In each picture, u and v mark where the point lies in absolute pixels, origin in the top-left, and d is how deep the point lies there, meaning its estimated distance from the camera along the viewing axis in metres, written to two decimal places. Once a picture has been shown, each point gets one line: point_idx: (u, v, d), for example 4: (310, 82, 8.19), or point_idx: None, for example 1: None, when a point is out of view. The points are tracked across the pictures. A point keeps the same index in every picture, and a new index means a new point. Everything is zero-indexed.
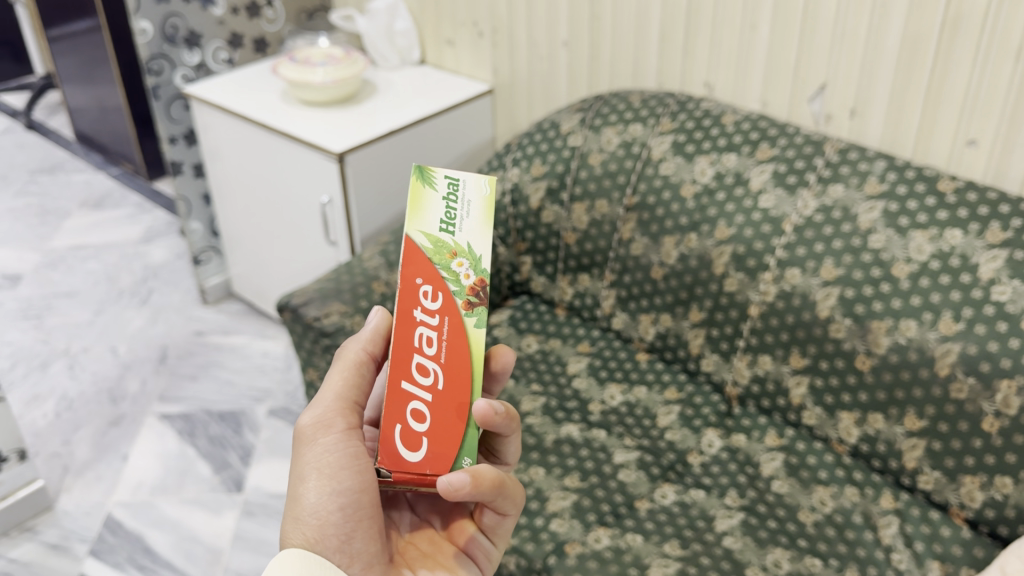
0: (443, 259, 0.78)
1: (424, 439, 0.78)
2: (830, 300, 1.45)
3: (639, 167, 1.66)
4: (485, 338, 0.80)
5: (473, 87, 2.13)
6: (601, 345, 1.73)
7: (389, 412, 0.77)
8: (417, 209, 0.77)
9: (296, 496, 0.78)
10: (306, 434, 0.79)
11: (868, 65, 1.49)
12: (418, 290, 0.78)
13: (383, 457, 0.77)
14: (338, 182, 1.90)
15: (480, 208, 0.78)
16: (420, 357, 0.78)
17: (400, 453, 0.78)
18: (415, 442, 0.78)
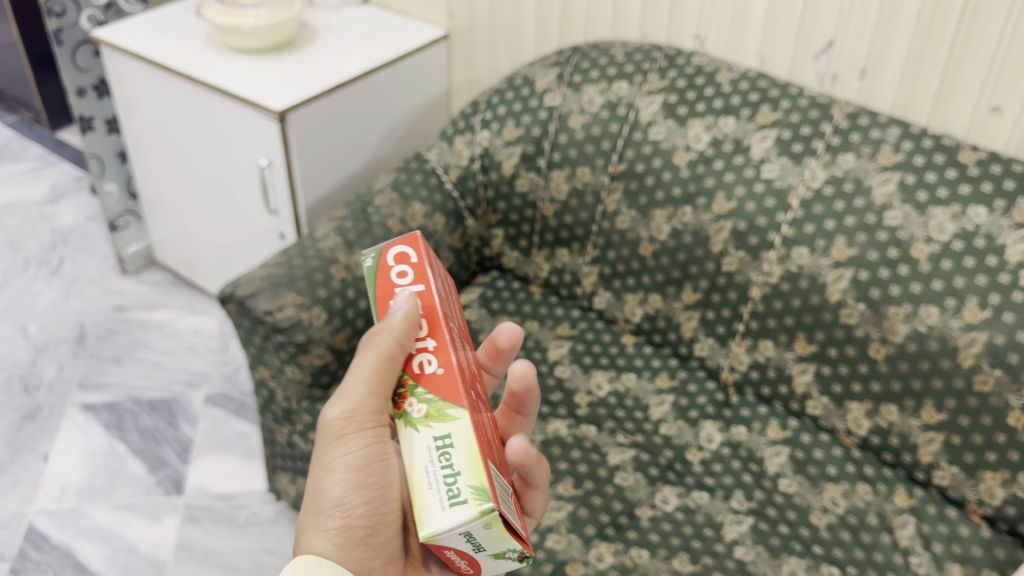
0: (431, 412, 0.73)
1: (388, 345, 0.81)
2: (842, 282, 1.33)
3: (626, 132, 1.49)
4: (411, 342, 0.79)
5: (424, 33, 1.91)
6: (582, 327, 1.58)
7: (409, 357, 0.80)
8: (472, 464, 0.70)
9: (320, 475, 0.80)
10: (338, 415, 0.79)
11: (883, 22, 1.34)
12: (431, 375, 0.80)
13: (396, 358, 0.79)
14: (280, 145, 1.67)
15: (464, 456, 0.70)
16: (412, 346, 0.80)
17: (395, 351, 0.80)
18: None
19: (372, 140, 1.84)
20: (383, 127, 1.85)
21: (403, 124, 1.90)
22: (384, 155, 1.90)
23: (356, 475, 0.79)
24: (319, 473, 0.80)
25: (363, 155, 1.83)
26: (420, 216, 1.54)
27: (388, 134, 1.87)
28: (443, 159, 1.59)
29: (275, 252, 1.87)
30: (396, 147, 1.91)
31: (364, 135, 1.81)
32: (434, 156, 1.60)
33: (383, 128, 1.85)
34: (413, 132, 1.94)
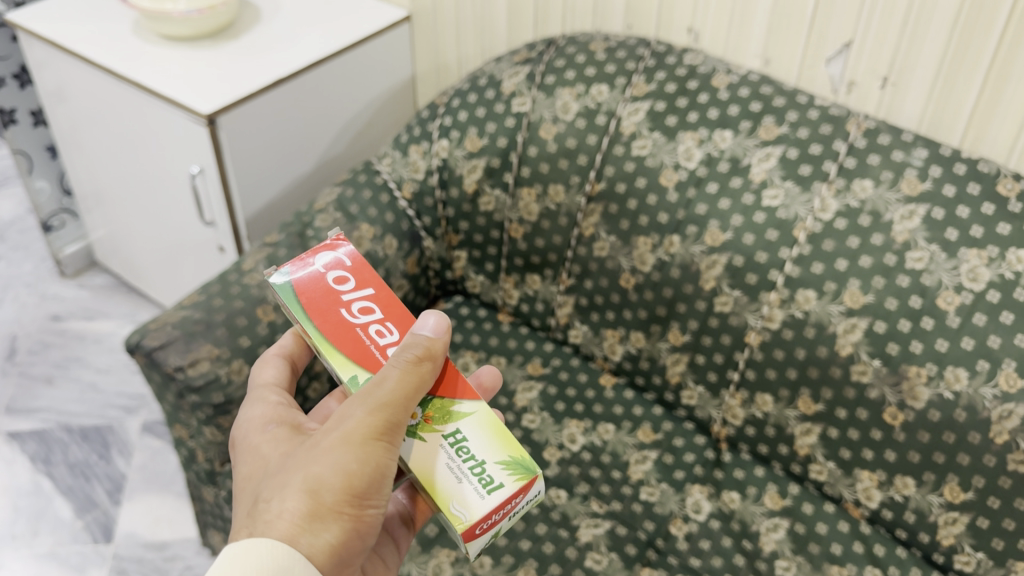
0: None
1: (360, 291, 0.89)
2: (854, 334, 1.13)
3: (605, 146, 1.29)
4: (371, 290, 0.89)
5: (383, 13, 1.68)
6: (555, 366, 1.39)
7: (373, 305, 0.88)
8: None
9: (306, 481, 0.72)
10: (347, 425, 0.74)
11: (911, 23, 1.12)
12: (376, 330, 0.87)
13: (377, 299, 0.89)
14: (210, 151, 1.45)
15: None
16: (363, 302, 0.88)
17: (356, 296, 0.88)
18: (354, 299, 0.88)
19: (324, 137, 1.63)
20: (336, 123, 1.64)
21: (360, 117, 1.69)
22: (339, 153, 1.69)
23: (350, 500, 0.72)
24: (303, 477, 0.72)
25: (314, 155, 1.63)
26: (368, 240, 1.33)
27: (343, 130, 1.66)
28: (397, 171, 1.38)
29: (217, 266, 1.66)
30: (352, 144, 1.70)
31: (315, 133, 1.61)
32: (385, 166, 1.39)
33: (336, 124, 1.64)
34: (372, 125, 1.73)
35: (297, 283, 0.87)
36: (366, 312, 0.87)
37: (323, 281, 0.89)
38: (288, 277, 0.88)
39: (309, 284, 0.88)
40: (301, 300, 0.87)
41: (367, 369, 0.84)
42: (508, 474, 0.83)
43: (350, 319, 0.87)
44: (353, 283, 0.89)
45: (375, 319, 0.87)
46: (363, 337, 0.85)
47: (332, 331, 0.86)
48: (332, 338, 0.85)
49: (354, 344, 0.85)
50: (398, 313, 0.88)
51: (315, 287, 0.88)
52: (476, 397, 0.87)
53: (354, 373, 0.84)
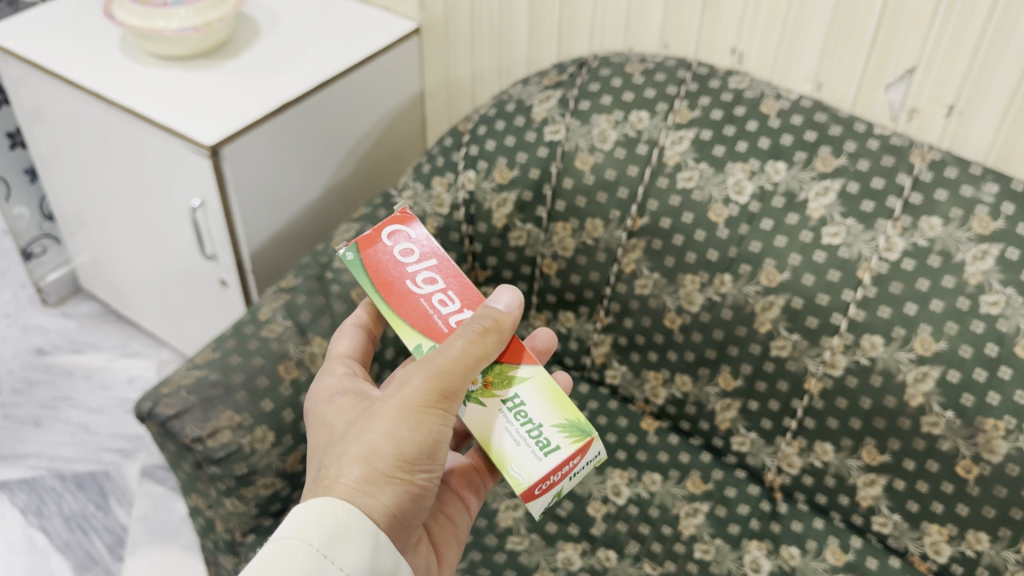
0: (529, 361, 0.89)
1: (425, 262, 0.87)
2: (926, 383, 1.06)
3: (647, 178, 1.20)
4: (436, 261, 0.87)
5: (390, 26, 1.57)
6: (593, 409, 1.30)
7: (439, 275, 0.87)
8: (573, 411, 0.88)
9: (363, 446, 0.74)
10: (404, 392, 0.75)
11: (983, 50, 1.04)
12: (439, 300, 0.85)
13: (440, 270, 0.87)
14: (213, 184, 1.34)
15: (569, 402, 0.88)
16: (426, 271, 0.87)
17: (421, 269, 0.87)
18: (418, 272, 0.87)
19: (331, 162, 1.53)
20: (344, 145, 1.54)
21: (368, 138, 1.59)
22: (347, 177, 1.58)
23: (404, 464, 0.74)
24: (361, 442, 0.74)
25: (321, 181, 1.52)
26: None
27: (351, 152, 1.56)
28: (419, 205, 1.27)
29: (219, 300, 1.55)
30: (360, 167, 1.60)
31: (322, 158, 1.50)
32: (406, 199, 1.28)
33: (343, 148, 1.54)
34: (380, 145, 1.63)
35: (362, 253, 0.86)
36: (429, 283, 0.86)
37: (387, 250, 0.87)
38: (354, 249, 0.87)
39: (373, 254, 0.86)
40: (366, 270, 0.86)
41: (432, 338, 0.84)
42: (564, 437, 0.81)
43: (414, 289, 0.86)
44: (417, 253, 0.88)
45: (437, 288, 0.86)
46: (427, 307, 0.85)
47: (396, 301, 0.85)
48: (397, 308, 0.85)
49: (418, 313, 0.84)
50: (461, 282, 0.87)
51: (380, 259, 0.87)
52: (535, 360, 0.84)
53: (419, 341, 0.83)
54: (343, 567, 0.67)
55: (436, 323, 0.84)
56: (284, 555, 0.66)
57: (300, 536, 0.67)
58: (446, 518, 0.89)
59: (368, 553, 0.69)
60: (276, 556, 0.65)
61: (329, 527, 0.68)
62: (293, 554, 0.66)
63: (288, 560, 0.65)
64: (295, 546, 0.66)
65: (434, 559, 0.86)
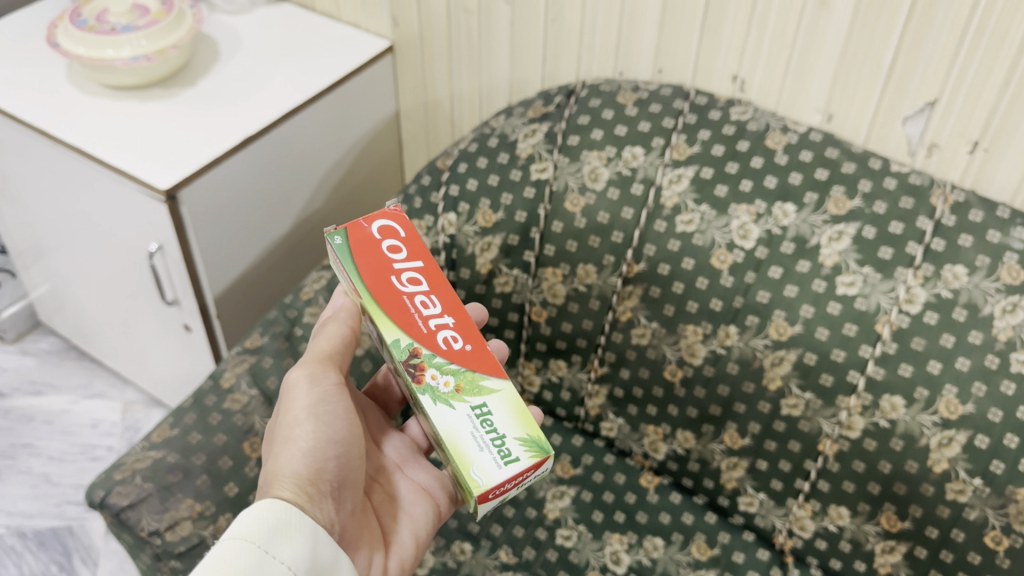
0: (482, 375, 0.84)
1: (412, 262, 0.82)
2: (951, 448, 0.98)
3: (643, 221, 1.11)
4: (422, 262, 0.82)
5: (361, 45, 1.46)
6: (588, 465, 1.21)
7: (424, 278, 0.82)
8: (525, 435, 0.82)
9: (278, 469, 0.77)
10: (297, 407, 0.79)
11: (1014, 84, 0.95)
12: (420, 300, 0.80)
13: (426, 272, 0.82)
14: (170, 231, 1.23)
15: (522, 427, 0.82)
16: (413, 270, 0.81)
17: (408, 267, 0.81)
18: (406, 271, 0.81)
19: (300, 194, 1.42)
20: (314, 176, 1.43)
21: (340, 166, 1.48)
22: (317, 209, 1.48)
23: (315, 472, 0.76)
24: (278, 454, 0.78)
25: (289, 215, 1.42)
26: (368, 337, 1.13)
27: (321, 182, 1.45)
28: None
29: (184, 346, 1.45)
30: (332, 197, 1.49)
31: (290, 191, 1.39)
32: None
33: (313, 179, 1.43)
34: (353, 172, 1.52)
35: (352, 238, 0.80)
36: (413, 283, 0.81)
37: (375, 243, 0.82)
38: (344, 233, 0.81)
39: (362, 243, 0.81)
40: (353, 257, 0.80)
41: (410, 335, 0.78)
42: (526, 451, 0.75)
43: (399, 285, 0.80)
44: (406, 250, 0.83)
45: (420, 289, 0.81)
46: (410, 305, 0.79)
47: (380, 294, 0.79)
48: (379, 300, 0.78)
49: (399, 309, 0.78)
50: (445, 288, 0.82)
51: (369, 248, 0.81)
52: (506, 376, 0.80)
53: (398, 336, 0.77)
54: (287, 560, 0.70)
55: (414, 321, 0.79)
56: (231, 554, 0.68)
57: (239, 535, 0.69)
58: (405, 514, 0.89)
59: (309, 546, 0.72)
60: (222, 555, 0.68)
61: (270, 526, 0.71)
62: (237, 551, 0.68)
63: (230, 558, 0.67)
64: (238, 544, 0.69)
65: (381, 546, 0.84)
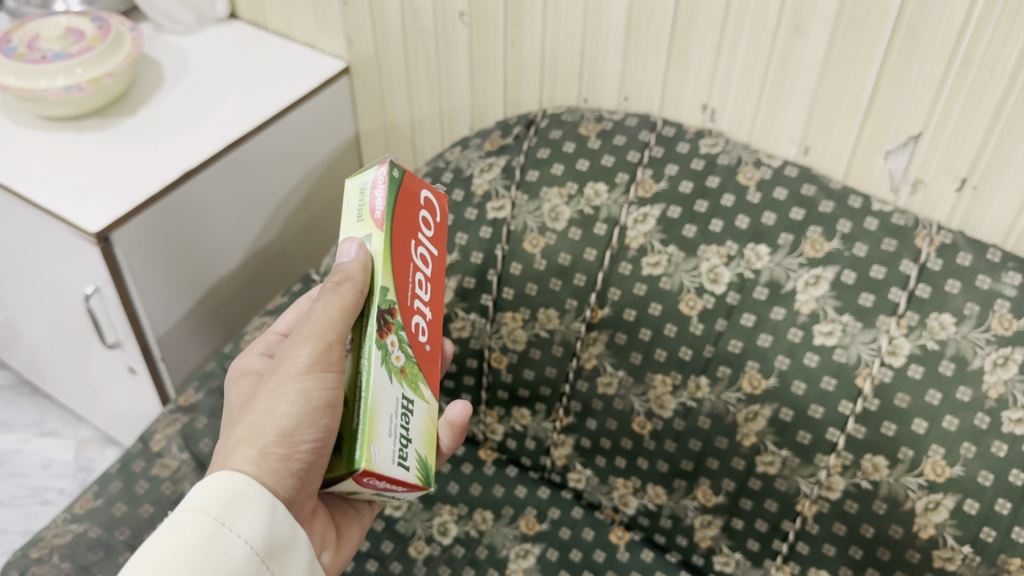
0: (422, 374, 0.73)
1: (432, 250, 0.70)
2: (938, 513, 0.90)
3: (607, 263, 1.03)
4: (439, 256, 0.71)
5: (315, 67, 1.37)
6: (554, 519, 1.12)
7: (433, 277, 0.70)
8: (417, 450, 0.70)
9: (251, 424, 0.66)
10: (289, 366, 0.65)
11: (1003, 119, 0.88)
12: (416, 282, 0.68)
13: (435, 272, 0.70)
14: (103, 273, 1.15)
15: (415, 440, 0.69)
16: (424, 253, 0.69)
17: (427, 252, 0.70)
18: (423, 256, 0.69)
19: (250, 227, 1.34)
20: (265, 207, 1.35)
21: (294, 195, 1.40)
22: (270, 241, 1.40)
23: (285, 441, 0.64)
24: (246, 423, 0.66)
25: (238, 249, 1.34)
26: None
27: (273, 213, 1.37)
28: None
29: (130, 388, 1.36)
30: (285, 228, 1.41)
31: (238, 224, 1.31)
32: None
33: (265, 209, 1.35)
34: (310, 200, 1.44)
35: (405, 178, 0.66)
36: (421, 265, 0.68)
37: (415, 203, 0.68)
38: (402, 167, 0.66)
39: (411, 195, 0.67)
40: (398, 198, 0.65)
41: (397, 296, 0.64)
42: (416, 474, 0.63)
43: (411, 254, 0.67)
44: (433, 231, 0.70)
45: (423, 269, 0.69)
46: (411, 282, 0.67)
47: (399, 247, 0.65)
48: (395, 252, 0.64)
49: (403, 274, 0.65)
50: (439, 286, 0.71)
51: (410, 203, 0.67)
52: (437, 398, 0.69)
53: (388, 287, 0.63)
54: (243, 534, 0.61)
55: (405, 294, 0.65)
56: (178, 527, 0.60)
57: (194, 505, 0.61)
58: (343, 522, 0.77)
59: (269, 517, 0.63)
60: (169, 530, 0.60)
61: (225, 495, 0.62)
62: (187, 525, 0.60)
63: (181, 530, 0.60)
64: (187, 515, 0.60)
65: (332, 538, 0.75)
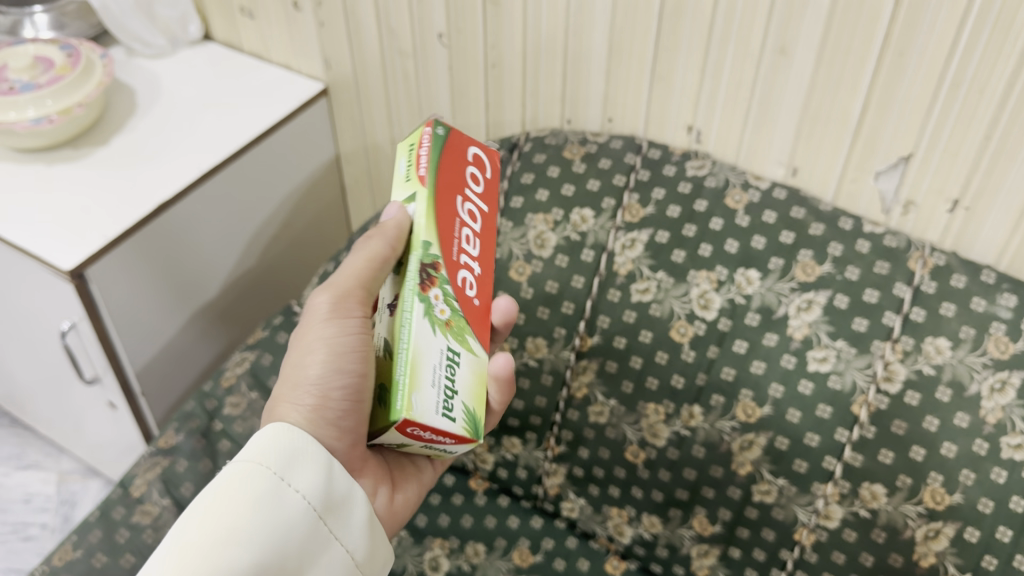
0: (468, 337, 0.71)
1: (483, 208, 0.68)
2: (939, 542, 0.88)
3: (595, 290, 1.01)
4: (490, 214, 0.69)
5: (292, 89, 1.34)
6: (548, 550, 1.08)
7: (484, 235, 0.68)
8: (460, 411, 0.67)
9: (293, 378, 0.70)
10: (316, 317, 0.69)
11: (996, 139, 0.86)
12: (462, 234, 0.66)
13: (486, 226, 0.68)
14: (78, 308, 1.11)
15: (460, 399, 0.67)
16: (474, 206, 0.67)
17: (476, 206, 0.68)
18: (473, 211, 0.67)
19: (229, 254, 1.31)
20: (244, 233, 1.32)
21: (274, 219, 1.37)
22: (250, 266, 1.37)
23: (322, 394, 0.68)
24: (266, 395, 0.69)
25: (218, 277, 1.31)
26: None
27: (253, 238, 1.34)
28: None
29: (109, 423, 1.33)
30: (265, 253, 1.39)
31: (217, 252, 1.28)
32: None
33: (244, 235, 1.32)
34: (291, 224, 1.41)
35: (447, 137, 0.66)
36: (472, 219, 0.67)
37: (463, 160, 0.68)
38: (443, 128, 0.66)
39: (454, 152, 0.66)
40: (442, 157, 0.65)
41: (443, 250, 0.63)
42: (463, 424, 0.61)
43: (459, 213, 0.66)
44: (483, 187, 0.69)
45: (472, 224, 0.67)
46: (458, 236, 0.65)
47: (444, 205, 0.64)
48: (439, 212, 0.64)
49: (448, 231, 0.64)
50: (490, 243, 0.68)
51: (456, 162, 0.67)
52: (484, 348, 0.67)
53: (431, 241, 0.62)
54: (301, 489, 0.64)
55: (449, 246, 0.64)
56: (240, 480, 0.63)
57: (254, 458, 0.64)
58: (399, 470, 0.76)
59: (326, 475, 0.65)
60: (231, 479, 0.63)
61: (283, 450, 0.65)
62: (247, 477, 0.63)
63: (244, 483, 0.63)
64: (248, 470, 0.63)
65: (387, 483, 0.73)
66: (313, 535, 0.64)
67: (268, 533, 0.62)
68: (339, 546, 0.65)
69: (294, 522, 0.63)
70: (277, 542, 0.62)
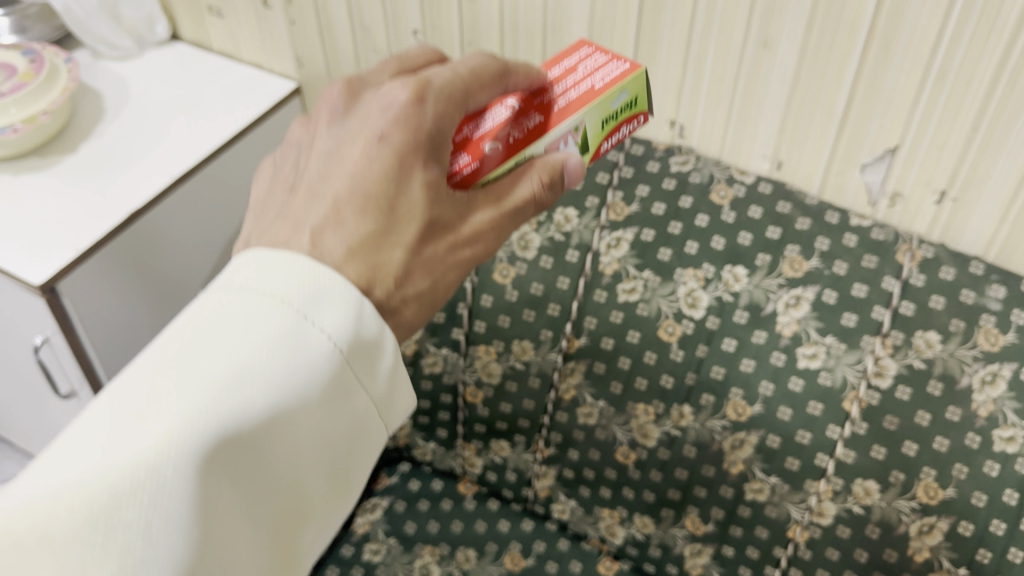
0: None
1: None
2: (933, 536, 0.88)
3: (581, 291, 1.00)
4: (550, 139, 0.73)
5: (265, 89, 1.31)
6: (540, 553, 1.08)
7: None
8: None
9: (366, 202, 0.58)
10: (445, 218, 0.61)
11: (983, 130, 0.84)
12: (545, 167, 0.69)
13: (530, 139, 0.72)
14: (50, 322, 1.08)
15: None
16: None
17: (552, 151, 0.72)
18: None
19: (205, 258, 1.28)
20: (220, 237, 1.29)
21: None
22: None
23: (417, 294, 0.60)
24: (329, 189, 0.59)
25: (195, 282, 1.28)
26: None
27: (230, 242, 1.32)
28: None
29: None
30: None
31: (193, 257, 1.26)
32: None
33: (220, 240, 1.29)
34: None
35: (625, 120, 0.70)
36: None
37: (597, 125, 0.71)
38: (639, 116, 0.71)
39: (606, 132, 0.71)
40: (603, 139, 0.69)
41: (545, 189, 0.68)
42: None
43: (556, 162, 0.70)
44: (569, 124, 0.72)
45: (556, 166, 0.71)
46: None
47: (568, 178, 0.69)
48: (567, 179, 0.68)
49: None
50: None
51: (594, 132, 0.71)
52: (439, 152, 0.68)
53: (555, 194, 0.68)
54: (326, 327, 0.52)
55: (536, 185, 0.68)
56: (258, 310, 0.52)
57: (272, 292, 0.52)
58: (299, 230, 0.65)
59: (355, 314, 0.54)
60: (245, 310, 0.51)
61: (308, 285, 0.53)
62: (266, 312, 0.51)
63: (260, 321, 0.51)
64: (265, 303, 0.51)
65: None
66: (336, 380, 0.53)
67: (294, 374, 0.51)
68: (364, 397, 0.55)
69: (318, 363, 0.52)
70: (296, 383, 0.51)
